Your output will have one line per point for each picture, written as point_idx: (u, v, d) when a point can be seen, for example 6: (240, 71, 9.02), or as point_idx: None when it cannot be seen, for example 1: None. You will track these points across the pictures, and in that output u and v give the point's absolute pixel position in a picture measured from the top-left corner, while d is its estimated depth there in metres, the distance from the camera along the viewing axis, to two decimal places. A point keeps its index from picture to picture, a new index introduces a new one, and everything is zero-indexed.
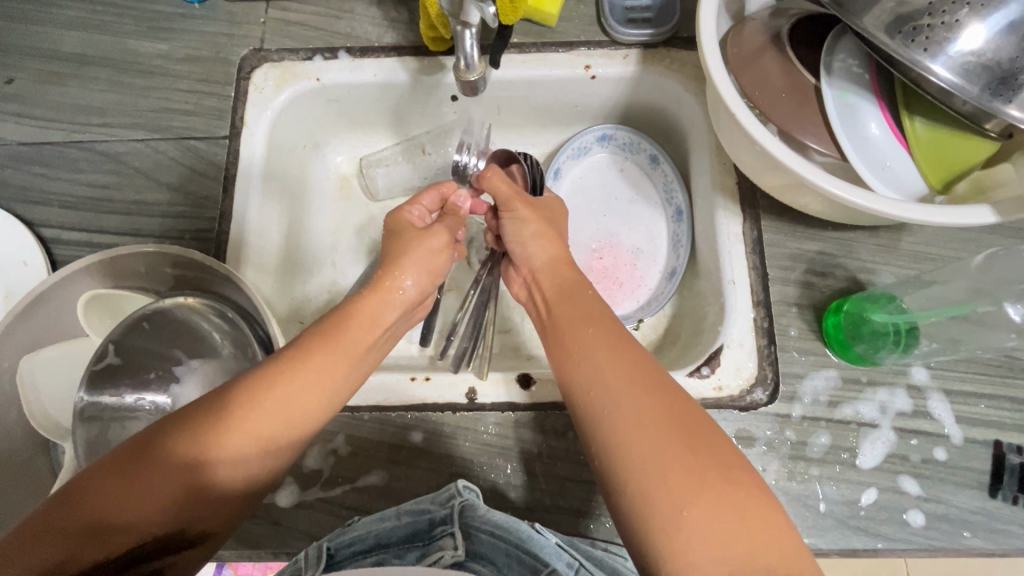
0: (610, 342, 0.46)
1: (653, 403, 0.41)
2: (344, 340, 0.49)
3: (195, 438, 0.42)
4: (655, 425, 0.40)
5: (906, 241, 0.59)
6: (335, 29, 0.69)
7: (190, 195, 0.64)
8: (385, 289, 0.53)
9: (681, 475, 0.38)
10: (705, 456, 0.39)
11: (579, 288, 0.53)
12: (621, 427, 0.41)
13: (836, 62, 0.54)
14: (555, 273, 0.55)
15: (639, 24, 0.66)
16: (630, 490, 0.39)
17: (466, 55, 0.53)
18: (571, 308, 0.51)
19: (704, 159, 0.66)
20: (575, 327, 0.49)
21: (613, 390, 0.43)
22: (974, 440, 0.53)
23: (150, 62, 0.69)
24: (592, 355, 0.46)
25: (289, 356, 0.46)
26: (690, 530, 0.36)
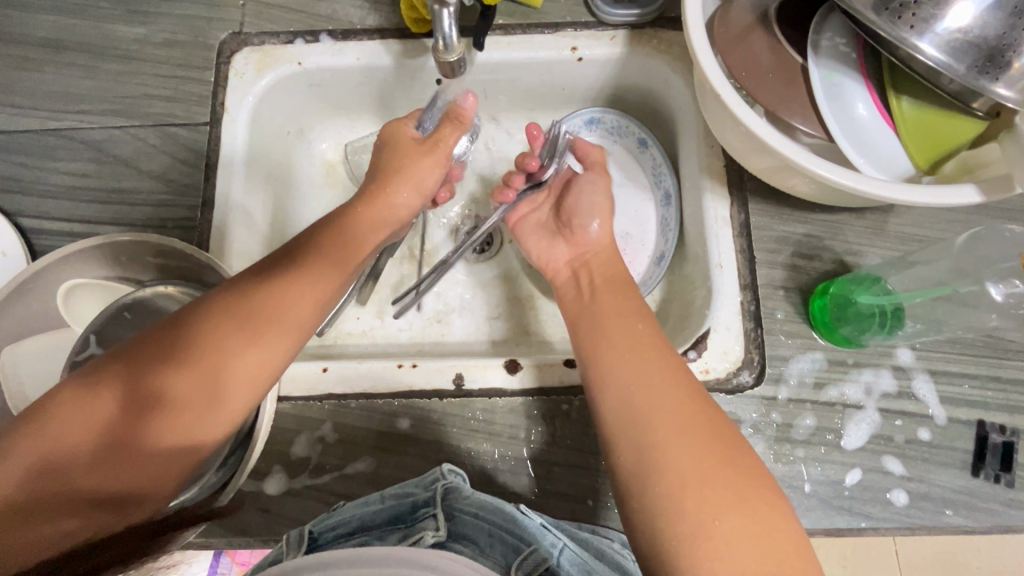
0: (642, 337, 0.48)
1: (692, 411, 0.42)
2: (315, 296, 0.50)
3: (185, 415, 0.43)
4: (677, 416, 0.42)
5: (894, 222, 0.59)
6: (316, 11, 0.68)
7: (172, 183, 0.63)
8: (373, 216, 0.58)
9: (717, 485, 0.39)
10: (728, 461, 0.40)
11: (624, 285, 0.55)
12: (647, 416, 0.43)
13: (824, 41, 0.53)
14: (605, 258, 0.59)
15: (626, 5, 0.65)
16: (658, 483, 0.40)
17: (444, 36, 0.52)
18: (618, 301, 0.52)
19: (692, 142, 0.66)
20: (608, 319, 0.50)
21: (640, 383, 0.44)
22: (958, 420, 0.54)
23: (127, 47, 0.67)
24: (623, 346, 0.47)
25: (257, 323, 0.46)
26: (711, 526, 0.38)
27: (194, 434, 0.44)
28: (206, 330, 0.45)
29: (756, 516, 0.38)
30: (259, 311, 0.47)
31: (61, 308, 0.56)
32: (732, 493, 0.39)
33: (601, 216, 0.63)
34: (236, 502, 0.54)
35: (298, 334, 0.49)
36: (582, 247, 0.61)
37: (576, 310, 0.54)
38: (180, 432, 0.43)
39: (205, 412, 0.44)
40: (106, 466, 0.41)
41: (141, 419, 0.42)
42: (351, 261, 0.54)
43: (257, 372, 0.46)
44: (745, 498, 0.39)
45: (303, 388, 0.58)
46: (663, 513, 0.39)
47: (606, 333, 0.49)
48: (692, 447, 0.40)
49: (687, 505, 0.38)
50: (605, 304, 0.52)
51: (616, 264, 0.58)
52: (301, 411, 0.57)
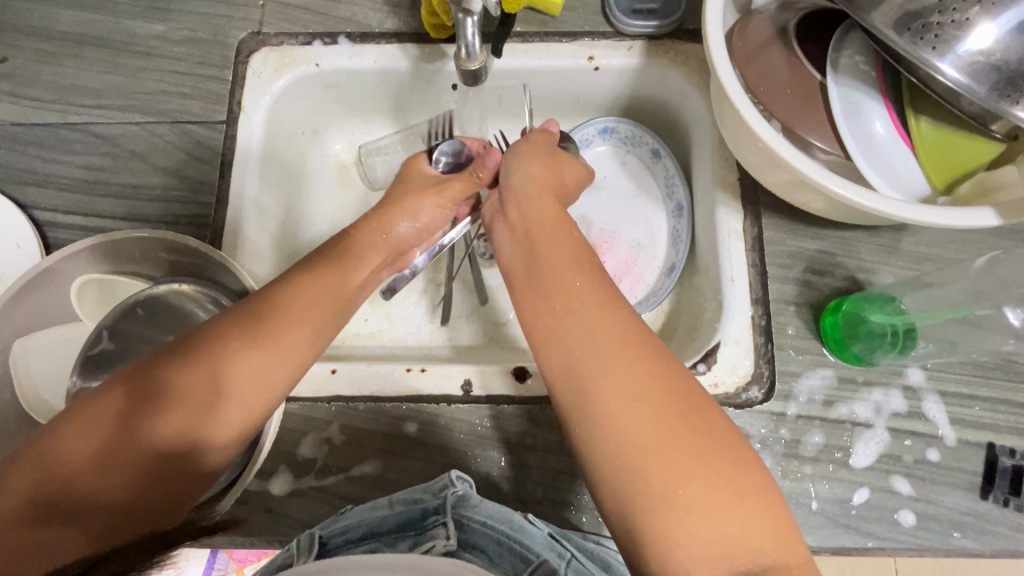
0: (590, 299, 0.43)
1: (647, 376, 0.39)
2: (317, 291, 0.50)
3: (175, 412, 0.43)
4: (640, 390, 0.39)
5: (907, 241, 0.58)
6: (335, 13, 0.68)
7: (186, 180, 0.64)
8: (366, 242, 0.56)
9: (681, 458, 0.37)
10: (691, 429, 0.38)
11: (559, 227, 0.49)
12: (605, 400, 0.39)
13: (843, 58, 0.53)
14: (534, 199, 0.53)
15: (645, 16, 0.65)
16: (618, 466, 0.38)
17: (467, 43, 0.52)
18: (552, 254, 0.47)
19: (706, 154, 0.66)
20: (550, 276, 0.45)
21: (588, 350, 0.41)
22: (967, 441, 0.54)
23: (146, 43, 0.68)
24: (569, 307, 0.43)
25: (257, 320, 0.47)
26: (680, 504, 0.36)
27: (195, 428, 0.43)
28: (213, 334, 0.46)
29: (724, 485, 0.36)
30: (259, 308, 0.47)
31: (76, 303, 0.55)
32: (697, 464, 0.37)
33: (540, 159, 0.57)
34: (241, 501, 0.54)
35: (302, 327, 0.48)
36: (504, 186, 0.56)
37: (514, 260, 0.49)
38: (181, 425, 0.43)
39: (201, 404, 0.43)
40: (106, 470, 0.41)
41: (145, 415, 0.43)
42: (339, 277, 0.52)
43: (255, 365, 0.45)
44: (711, 467, 0.37)
45: (311, 389, 0.58)
46: (636, 507, 0.37)
47: (541, 297, 0.45)
48: (648, 420, 0.38)
49: (658, 497, 0.36)
50: (546, 256, 0.47)
51: (550, 206, 0.52)
52: (308, 411, 0.57)
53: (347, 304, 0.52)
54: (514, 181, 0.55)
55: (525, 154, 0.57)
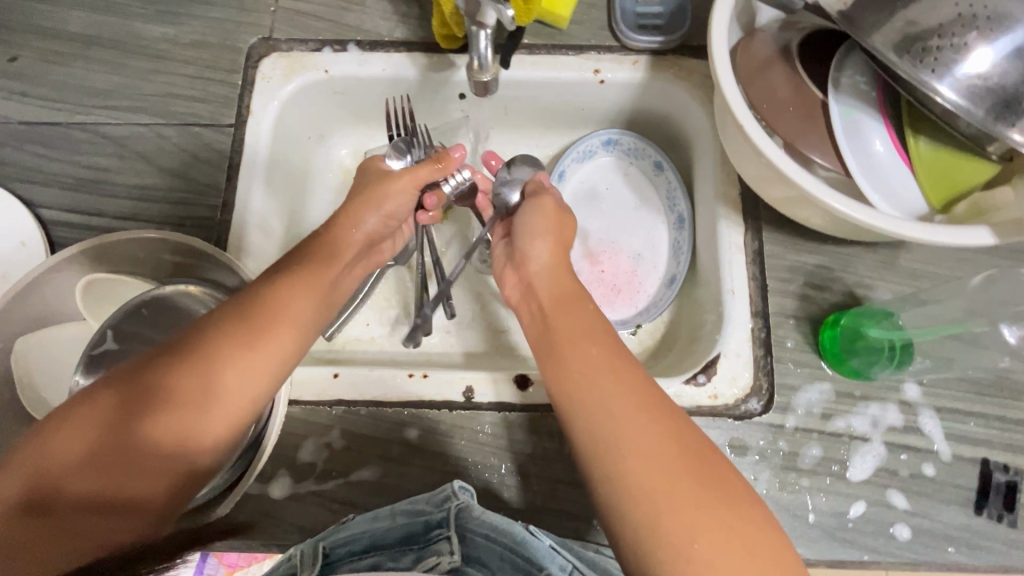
0: (604, 361, 0.45)
1: (661, 430, 0.41)
2: (311, 312, 0.50)
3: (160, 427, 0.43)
4: (664, 449, 0.40)
5: (904, 258, 0.59)
6: (344, 21, 0.69)
7: (192, 182, 0.64)
8: (341, 238, 0.56)
9: (694, 509, 0.37)
10: (703, 479, 0.39)
11: (575, 298, 0.51)
12: (621, 454, 0.40)
13: (844, 78, 0.54)
14: (554, 275, 0.53)
15: (650, 31, 0.67)
16: (633, 515, 0.38)
17: (480, 55, 0.53)
18: (569, 323, 0.48)
19: (708, 168, 0.67)
20: (567, 342, 0.47)
21: (603, 408, 0.42)
22: (963, 457, 0.54)
23: (156, 46, 0.68)
24: (585, 370, 0.44)
25: (244, 331, 0.47)
26: (693, 552, 0.36)
27: (189, 443, 0.44)
28: (199, 345, 0.46)
29: (736, 535, 0.37)
30: (247, 326, 0.47)
31: (82, 301, 0.55)
32: (708, 513, 0.37)
33: (550, 228, 0.56)
34: (241, 505, 0.54)
35: (288, 345, 0.48)
36: (524, 265, 0.55)
37: (535, 333, 0.50)
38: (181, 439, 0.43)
39: (200, 420, 0.44)
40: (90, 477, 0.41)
41: (142, 424, 0.43)
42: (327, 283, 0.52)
43: (253, 382, 0.46)
44: (725, 517, 0.37)
45: (312, 393, 0.58)
46: (650, 555, 0.37)
47: (561, 363, 0.46)
48: (663, 473, 0.39)
49: (672, 544, 0.37)
50: (562, 325, 0.48)
51: (564, 275, 0.53)
52: (309, 415, 0.57)
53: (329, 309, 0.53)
54: (533, 265, 0.55)
55: (537, 231, 0.56)
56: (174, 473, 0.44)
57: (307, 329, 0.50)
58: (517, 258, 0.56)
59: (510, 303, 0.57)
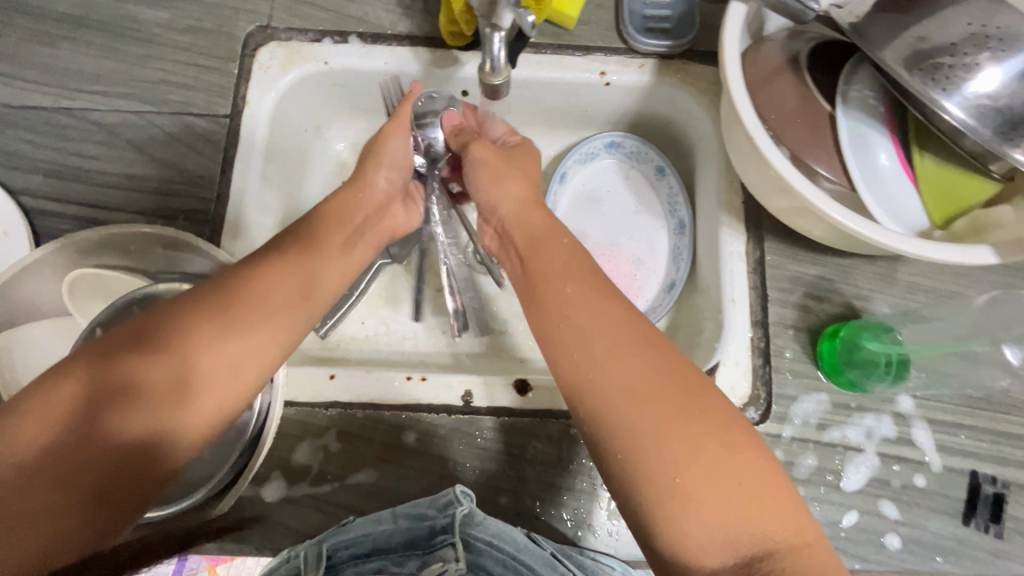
0: (580, 300, 0.44)
1: (643, 370, 0.40)
2: (299, 291, 0.48)
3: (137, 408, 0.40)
4: (651, 393, 0.39)
5: (903, 271, 0.60)
6: (346, 12, 0.67)
7: (185, 173, 0.62)
8: (346, 202, 0.56)
9: (680, 448, 0.37)
10: (689, 417, 0.38)
11: (548, 236, 0.50)
12: (605, 399, 0.40)
13: (852, 92, 0.54)
14: (528, 215, 0.53)
15: (658, 34, 0.66)
16: (621, 460, 0.39)
17: (493, 57, 0.51)
18: (545, 262, 0.48)
19: (711, 175, 0.67)
20: (543, 286, 0.46)
21: (584, 349, 0.42)
22: (952, 468, 0.55)
23: (148, 30, 0.66)
24: (568, 314, 0.44)
25: (226, 308, 0.45)
26: (677, 489, 0.37)
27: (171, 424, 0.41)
28: (173, 322, 0.43)
29: (719, 466, 0.37)
30: (225, 300, 0.45)
31: (68, 296, 0.54)
32: (689, 448, 0.37)
33: (508, 171, 0.56)
34: (233, 508, 0.53)
35: (276, 319, 0.46)
36: (493, 216, 0.56)
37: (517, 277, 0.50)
38: (151, 421, 0.41)
39: (179, 399, 0.41)
40: (59, 467, 0.38)
41: (106, 413, 0.40)
42: (308, 261, 0.50)
43: (255, 371, 0.45)
44: (708, 448, 0.37)
45: (308, 393, 0.57)
46: (639, 497, 0.38)
47: (540, 306, 0.46)
48: (650, 414, 0.38)
49: (659, 484, 0.37)
50: (538, 266, 0.48)
51: (540, 217, 0.53)
52: (305, 417, 0.56)
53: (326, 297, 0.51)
54: (501, 209, 0.55)
55: (493, 178, 0.56)
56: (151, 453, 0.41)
57: (299, 311, 0.48)
58: (484, 209, 0.57)
59: (492, 254, 0.58)
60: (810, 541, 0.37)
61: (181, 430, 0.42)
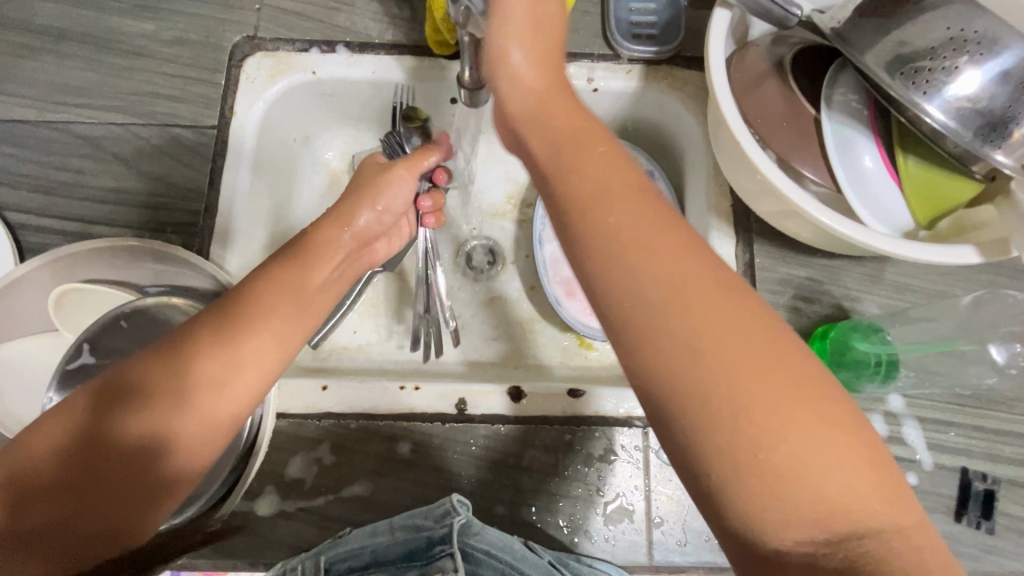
0: (639, 230, 0.35)
1: (723, 322, 0.32)
2: (298, 307, 0.47)
3: (143, 424, 0.40)
4: (733, 346, 0.32)
5: (890, 272, 0.61)
6: (333, 21, 0.67)
7: (173, 185, 0.61)
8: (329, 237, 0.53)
9: (772, 413, 0.31)
10: (781, 376, 0.31)
11: (584, 140, 0.40)
12: (678, 351, 0.32)
13: (836, 95, 0.55)
14: (553, 108, 0.42)
15: (644, 41, 0.66)
16: (697, 422, 0.31)
17: (471, 68, 0.47)
18: (587, 173, 0.37)
19: (699, 179, 0.67)
20: (592, 204, 0.36)
21: (650, 294, 0.33)
22: (943, 466, 0.56)
23: (133, 42, 0.65)
24: (624, 246, 0.34)
25: (227, 325, 0.43)
26: (771, 459, 0.30)
27: (172, 442, 0.41)
28: (180, 339, 0.43)
29: (820, 433, 0.31)
30: (229, 318, 0.44)
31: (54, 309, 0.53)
32: (787, 414, 0.31)
33: (531, 28, 0.43)
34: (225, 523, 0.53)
35: (277, 336, 0.45)
36: (509, 92, 0.44)
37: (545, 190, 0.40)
38: (157, 441, 0.40)
39: (182, 417, 0.41)
40: (73, 483, 0.39)
41: (117, 429, 0.40)
42: (307, 272, 0.49)
43: (256, 385, 0.44)
44: (806, 411, 0.31)
45: (300, 405, 0.56)
46: (718, 468, 0.31)
47: (588, 227, 0.36)
48: (732, 371, 0.31)
49: (746, 454, 0.31)
50: (582, 176, 0.37)
51: (568, 110, 0.42)
52: (298, 429, 0.56)
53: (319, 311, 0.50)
54: (522, 89, 0.43)
55: (514, 35, 0.43)
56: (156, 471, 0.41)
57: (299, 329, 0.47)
58: (500, 85, 0.44)
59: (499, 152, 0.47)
60: (910, 508, 0.32)
61: (183, 449, 0.41)
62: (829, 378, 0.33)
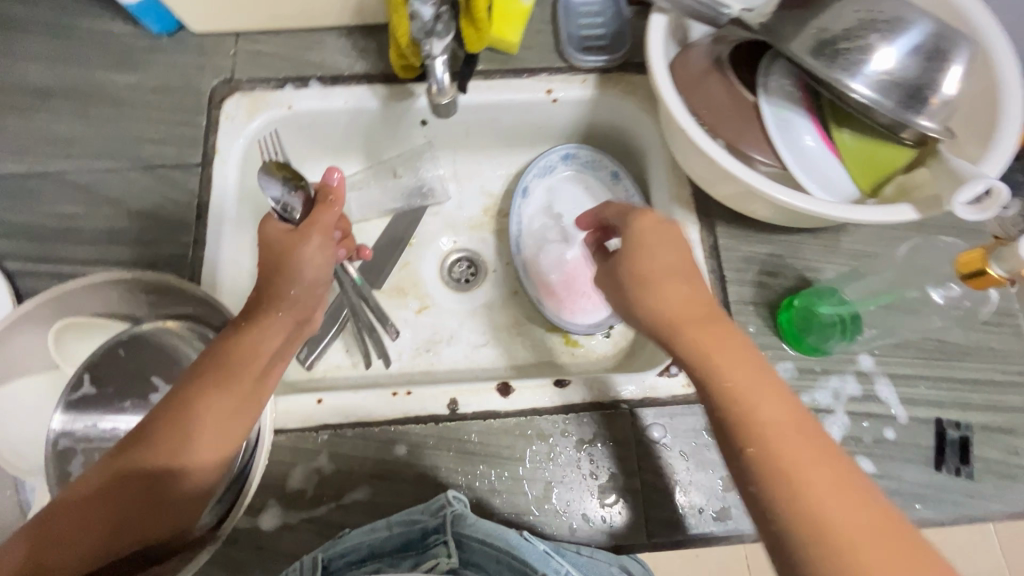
0: (755, 376, 0.42)
1: (813, 458, 0.38)
2: (280, 335, 0.52)
3: (159, 449, 0.43)
4: (825, 472, 0.37)
5: (846, 241, 0.64)
6: (305, 59, 0.72)
7: (162, 222, 0.64)
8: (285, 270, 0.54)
9: (865, 544, 0.34)
10: (867, 509, 0.36)
11: (699, 301, 0.48)
12: (789, 479, 0.37)
13: (772, 82, 0.60)
14: (684, 288, 0.48)
15: (595, 52, 0.72)
16: (799, 540, 0.36)
17: (437, 80, 0.56)
18: (706, 329, 0.45)
19: (661, 173, 0.72)
20: (711, 348, 0.44)
21: (768, 427, 0.39)
22: (918, 418, 0.58)
23: (117, 93, 0.69)
24: (740, 388, 0.41)
25: (224, 362, 0.48)
26: None
27: (183, 460, 0.44)
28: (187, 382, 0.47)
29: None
30: (226, 356, 0.48)
31: (54, 345, 0.55)
32: (880, 547, 0.34)
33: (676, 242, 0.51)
34: (231, 540, 0.54)
35: (264, 364, 0.50)
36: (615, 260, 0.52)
37: (659, 332, 0.47)
38: (168, 459, 0.43)
39: (191, 435, 0.44)
40: (93, 510, 0.41)
41: (133, 457, 0.43)
42: (284, 294, 0.53)
43: (252, 401, 0.48)
44: (893, 544, 0.35)
45: (297, 420, 0.58)
46: None
47: (709, 365, 0.43)
48: (826, 494, 0.36)
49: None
50: (693, 332, 0.45)
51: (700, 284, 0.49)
52: (296, 442, 0.57)
53: (296, 333, 0.55)
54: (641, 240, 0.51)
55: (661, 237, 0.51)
56: (168, 486, 0.43)
57: (280, 353, 0.52)
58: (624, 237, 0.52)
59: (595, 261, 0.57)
60: None
61: (191, 465, 0.44)
62: (922, 541, 0.35)
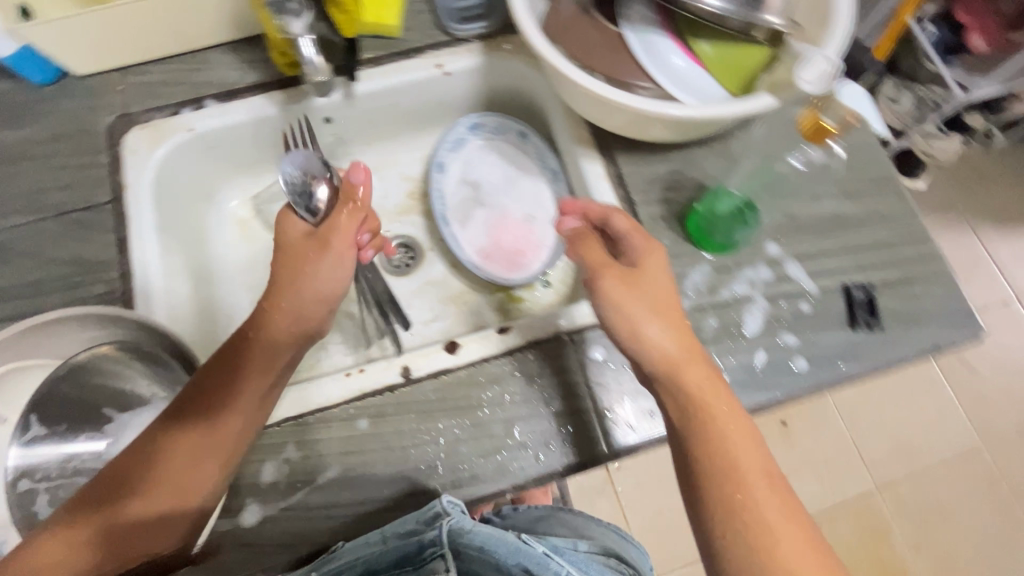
0: (733, 420, 0.49)
1: (774, 496, 0.46)
2: (267, 380, 0.54)
3: (145, 495, 0.49)
4: (792, 523, 0.45)
5: (735, 144, 0.69)
6: (195, 80, 0.73)
7: (84, 263, 0.65)
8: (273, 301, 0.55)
9: None
10: (820, 558, 0.44)
11: (692, 345, 0.53)
12: (750, 522, 0.44)
13: (631, 12, 0.64)
14: (678, 317, 0.54)
15: (473, 20, 0.75)
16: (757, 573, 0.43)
17: (309, 60, 0.63)
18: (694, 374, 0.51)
19: (560, 121, 0.75)
20: (697, 390, 0.50)
21: (742, 471, 0.47)
22: (827, 288, 0.64)
23: (12, 149, 0.69)
24: (724, 433, 0.48)
25: (210, 415, 0.51)
26: None
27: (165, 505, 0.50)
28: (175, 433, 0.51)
29: None
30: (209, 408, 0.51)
31: None
32: None
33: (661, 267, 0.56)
34: (215, 545, 0.55)
35: (248, 415, 0.53)
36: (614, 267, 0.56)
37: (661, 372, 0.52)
38: (155, 506, 0.49)
39: (173, 484, 0.50)
40: (84, 547, 0.47)
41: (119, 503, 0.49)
42: (268, 338, 0.54)
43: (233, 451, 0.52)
44: None
45: None
46: None
47: (698, 410, 0.49)
48: (790, 543, 0.44)
49: None
50: (688, 376, 0.51)
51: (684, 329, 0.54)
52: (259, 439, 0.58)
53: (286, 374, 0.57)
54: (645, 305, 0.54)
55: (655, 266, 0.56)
56: (157, 523, 0.50)
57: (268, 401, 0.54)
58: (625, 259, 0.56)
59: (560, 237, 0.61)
60: None
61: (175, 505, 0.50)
62: None
